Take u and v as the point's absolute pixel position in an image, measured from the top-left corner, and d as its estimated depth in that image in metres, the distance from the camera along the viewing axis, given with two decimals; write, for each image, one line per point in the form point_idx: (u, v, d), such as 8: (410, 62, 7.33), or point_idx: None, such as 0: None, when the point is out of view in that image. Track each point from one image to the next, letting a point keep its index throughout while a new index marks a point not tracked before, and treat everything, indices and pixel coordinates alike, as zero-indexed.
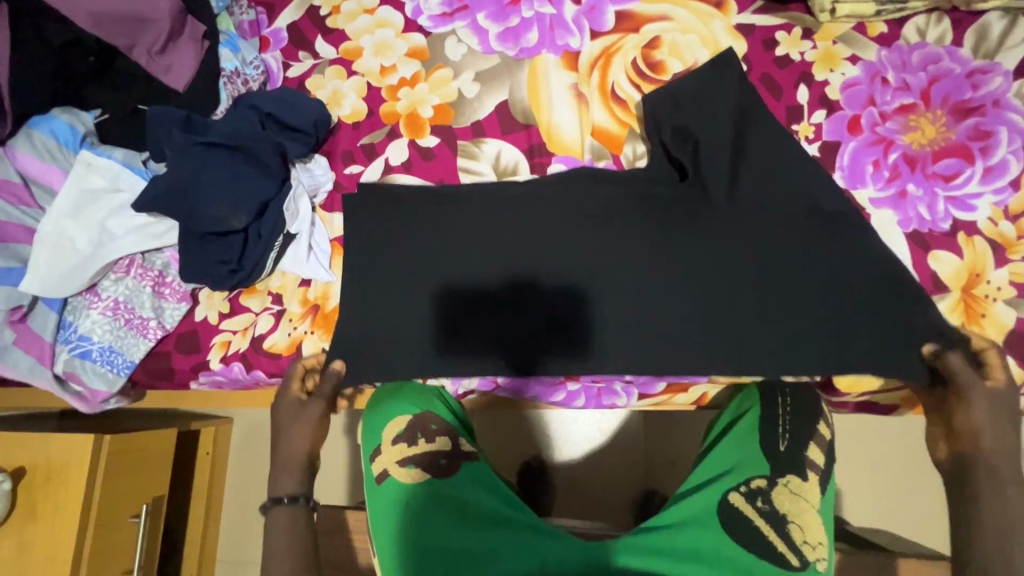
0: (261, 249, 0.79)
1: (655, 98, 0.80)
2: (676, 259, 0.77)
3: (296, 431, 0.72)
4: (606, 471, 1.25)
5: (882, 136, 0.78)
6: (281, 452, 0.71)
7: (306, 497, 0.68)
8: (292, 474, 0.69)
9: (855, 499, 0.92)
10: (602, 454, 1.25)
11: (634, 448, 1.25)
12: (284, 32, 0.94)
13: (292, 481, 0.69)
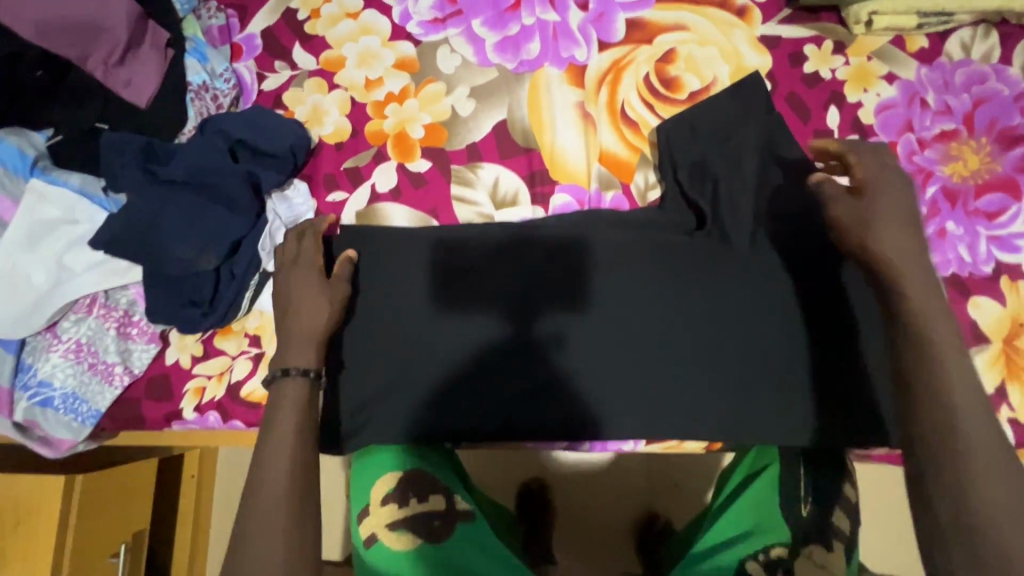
0: (234, 291, 0.71)
1: (671, 124, 0.73)
2: (692, 303, 0.69)
3: (302, 292, 0.65)
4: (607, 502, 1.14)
5: (920, 166, 0.71)
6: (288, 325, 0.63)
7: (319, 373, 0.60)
8: (305, 348, 0.61)
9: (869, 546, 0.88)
10: (605, 489, 1.15)
11: (637, 482, 1.15)
12: (258, 38, 0.85)
13: (304, 354, 0.61)
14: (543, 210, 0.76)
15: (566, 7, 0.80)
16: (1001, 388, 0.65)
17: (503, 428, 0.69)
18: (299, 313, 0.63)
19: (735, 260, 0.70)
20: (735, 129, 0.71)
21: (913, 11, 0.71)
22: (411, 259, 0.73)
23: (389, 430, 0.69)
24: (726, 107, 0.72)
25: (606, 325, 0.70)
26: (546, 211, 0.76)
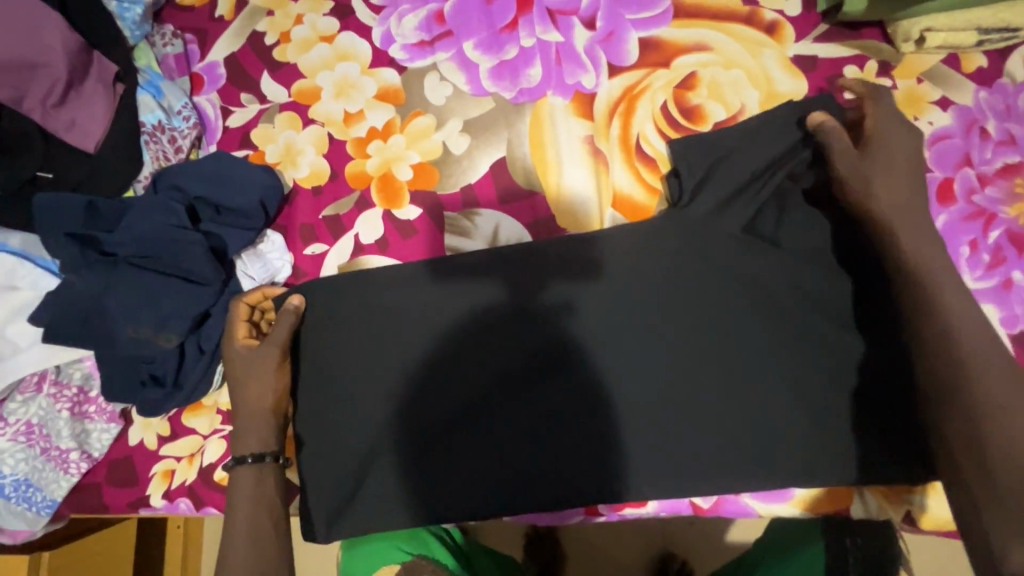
0: (202, 370, 0.63)
1: (681, 145, 0.64)
2: (724, 369, 0.61)
3: (247, 366, 0.60)
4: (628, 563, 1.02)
5: (981, 206, 0.62)
6: (239, 405, 0.60)
7: (275, 454, 0.58)
8: (255, 429, 0.59)
9: None
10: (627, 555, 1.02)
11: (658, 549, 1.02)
12: (221, 67, 0.75)
13: (255, 434, 0.59)
14: None
15: (571, 25, 0.70)
16: None
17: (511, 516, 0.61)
18: (245, 388, 0.60)
19: (770, 321, 0.62)
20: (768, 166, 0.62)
21: (972, 27, 0.61)
22: (401, 324, 0.64)
23: (380, 522, 0.61)
24: (760, 144, 0.62)
25: (627, 395, 0.61)
26: None
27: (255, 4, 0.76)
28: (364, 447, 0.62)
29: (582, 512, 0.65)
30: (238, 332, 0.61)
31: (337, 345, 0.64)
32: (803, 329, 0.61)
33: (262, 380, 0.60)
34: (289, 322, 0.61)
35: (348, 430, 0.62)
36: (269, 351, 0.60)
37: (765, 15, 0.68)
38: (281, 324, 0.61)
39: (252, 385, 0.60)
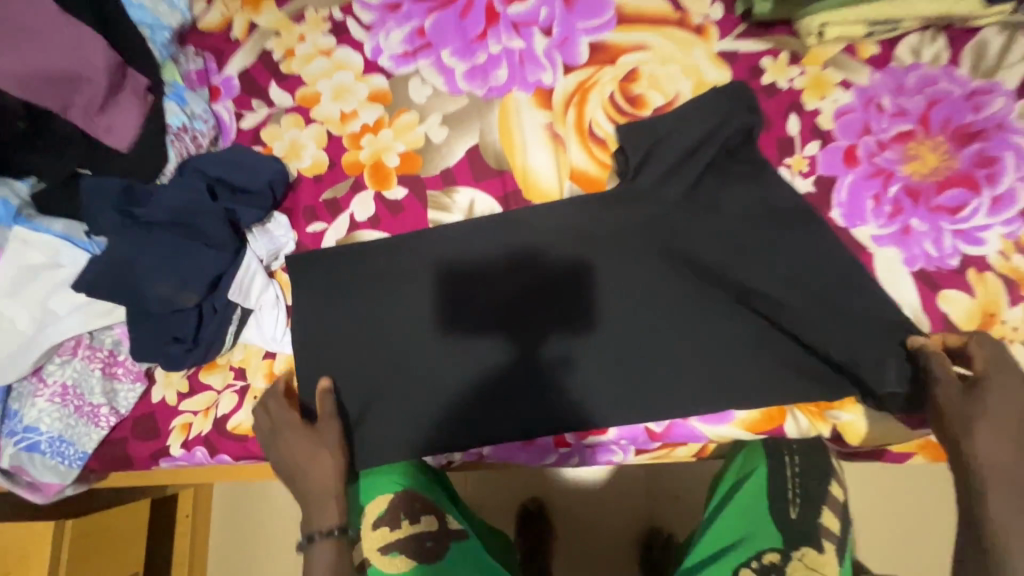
0: (219, 325, 0.73)
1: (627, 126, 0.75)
2: (667, 313, 0.72)
3: (305, 456, 0.67)
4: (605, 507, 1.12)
5: (881, 167, 0.73)
6: (302, 488, 0.66)
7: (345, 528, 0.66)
8: (323, 506, 0.66)
9: (871, 541, 0.89)
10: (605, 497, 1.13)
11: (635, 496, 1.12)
12: (235, 80, 0.88)
13: (329, 512, 0.65)
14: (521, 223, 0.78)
15: (531, 34, 0.83)
16: None
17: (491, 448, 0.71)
18: (307, 471, 0.66)
19: (708, 269, 0.72)
20: (699, 140, 0.73)
21: (862, 21, 0.74)
22: (404, 286, 0.77)
23: (377, 453, 0.71)
24: (693, 124, 0.73)
25: (586, 340, 0.72)
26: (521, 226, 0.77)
27: (265, 27, 0.89)
28: (373, 386, 0.74)
29: (553, 445, 0.72)
30: (283, 418, 0.69)
31: (343, 307, 0.76)
32: (735, 274, 0.71)
33: (323, 463, 0.66)
34: (328, 406, 0.69)
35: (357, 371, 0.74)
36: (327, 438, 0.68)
37: (693, 19, 0.81)
38: (325, 408, 0.69)
39: (317, 470, 0.66)
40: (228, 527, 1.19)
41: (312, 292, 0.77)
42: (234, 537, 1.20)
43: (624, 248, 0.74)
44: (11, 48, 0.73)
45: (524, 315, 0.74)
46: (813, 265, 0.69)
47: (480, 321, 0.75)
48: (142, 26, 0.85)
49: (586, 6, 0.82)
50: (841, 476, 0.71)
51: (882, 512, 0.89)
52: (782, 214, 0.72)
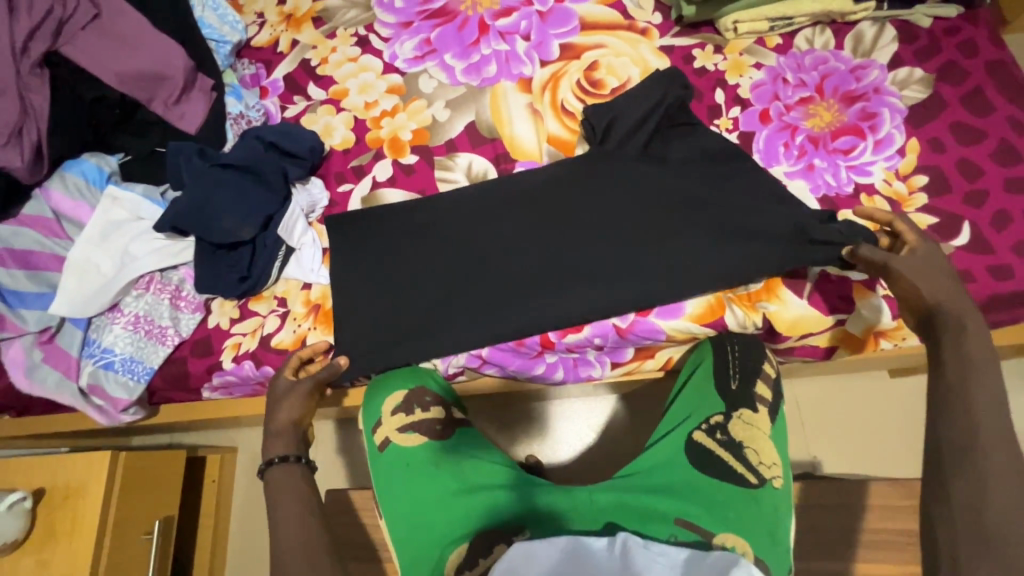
0: (268, 259, 0.91)
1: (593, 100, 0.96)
2: (629, 238, 0.89)
3: (285, 398, 0.82)
4: (597, 450, 1.26)
5: (788, 123, 0.93)
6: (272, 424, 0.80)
7: (298, 456, 0.76)
8: (283, 440, 0.78)
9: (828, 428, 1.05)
10: (597, 443, 1.27)
11: (621, 439, 1.27)
12: (280, 81, 1.10)
13: (284, 443, 0.78)
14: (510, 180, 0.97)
15: (514, 40, 1.06)
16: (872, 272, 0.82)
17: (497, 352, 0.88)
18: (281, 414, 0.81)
19: (658, 203, 0.91)
20: (649, 104, 0.93)
21: (764, 18, 0.97)
22: (411, 228, 0.95)
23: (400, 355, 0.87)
24: (643, 96, 0.94)
25: (563, 259, 0.90)
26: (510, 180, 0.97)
27: (304, 43, 1.13)
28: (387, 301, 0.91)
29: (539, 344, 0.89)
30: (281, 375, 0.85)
31: (369, 244, 0.94)
32: (678, 205, 0.90)
33: (293, 406, 0.81)
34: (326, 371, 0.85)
35: (378, 293, 0.92)
36: (307, 384, 0.83)
37: (639, 24, 1.04)
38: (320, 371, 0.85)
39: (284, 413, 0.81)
40: (245, 483, 1.35)
41: (343, 234, 0.95)
42: (249, 490, 1.34)
43: (591, 191, 0.94)
44: (115, 53, 0.97)
45: (512, 246, 0.92)
46: (737, 195, 0.89)
47: (476, 251, 0.93)
48: (210, 41, 1.09)
49: (556, 18, 1.06)
50: (775, 363, 0.87)
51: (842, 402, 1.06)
52: (714, 160, 0.91)
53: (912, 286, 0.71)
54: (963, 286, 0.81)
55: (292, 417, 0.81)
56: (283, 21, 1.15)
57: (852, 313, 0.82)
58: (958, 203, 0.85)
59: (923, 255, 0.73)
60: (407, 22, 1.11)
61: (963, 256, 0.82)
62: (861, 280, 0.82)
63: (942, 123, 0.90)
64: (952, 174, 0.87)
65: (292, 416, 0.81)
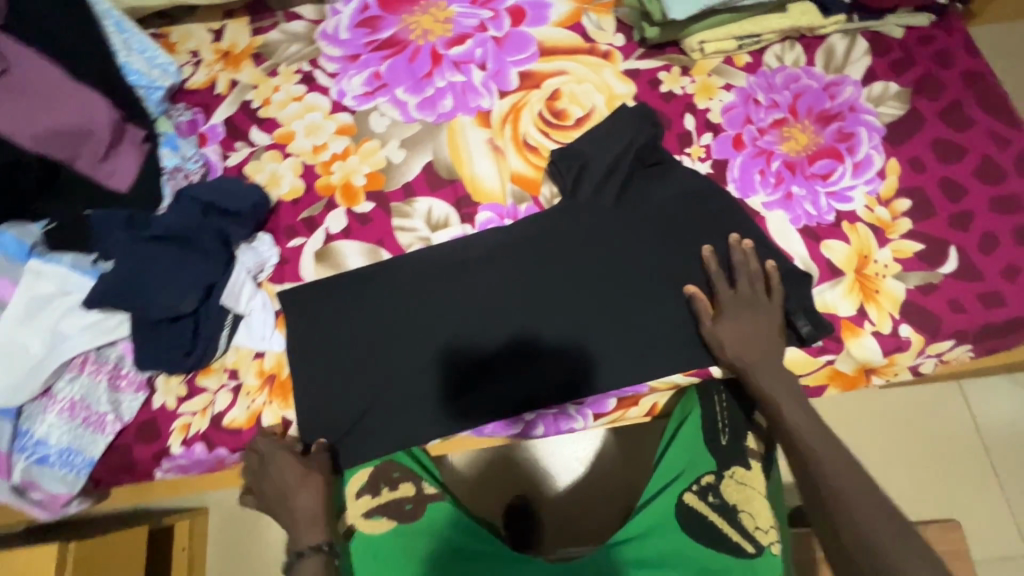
0: (213, 330, 0.84)
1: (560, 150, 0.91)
2: (601, 284, 0.85)
3: (299, 480, 0.77)
4: (588, 490, 1.20)
5: (763, 148, 0.88)
6: (291, 512, 0.75)
7: (330, 544, 0.73)
8: (313, 527, 0.74)
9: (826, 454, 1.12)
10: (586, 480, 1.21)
11: (612, 473, 1.20)
12: (220, 127, 1.02)
13: (316, 532, 0.74)
14: (471, 226, 0.90)
15: (469, 69, 1.00)
16: (859, 309, 0.78)
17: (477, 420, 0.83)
18: (305, 491, 0.76)
19: (633, 243, 0.86)
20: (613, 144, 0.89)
21: (731, 37, 0.92)
22: (372, 284, 0.89)
23: (377, 432, 0.83)
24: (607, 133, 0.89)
25: (537, 314, 0.85)
26: (473, 226, 0.90)
27: (244, 82, 1.05)
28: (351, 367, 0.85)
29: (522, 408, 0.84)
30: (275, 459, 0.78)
31: (330, 305, 0.88)
32: (652, 245, 0.85)
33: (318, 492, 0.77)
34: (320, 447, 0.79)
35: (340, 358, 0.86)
36: (315, 463, 0.78)
37: (600, 47, 0.98)
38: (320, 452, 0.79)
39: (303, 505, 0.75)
40: (220, 547, 1.26)
41: (298, 296, 0.88)
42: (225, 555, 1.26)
43: (560, 234, 0.88)
44: (31, 109, 0.87)
45: (479, 298, 0.87)
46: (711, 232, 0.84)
47: (441, 305, 0.87)
48: (139, 88, 0.99)
49: (513, 44, 1.00)
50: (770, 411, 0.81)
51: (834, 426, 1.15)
52: (688, 192, 0.86)
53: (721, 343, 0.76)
54: (953, 317, 0.77)
55: (310, 492, 0.76)
56: (221, 60, 1.07)
57: (840, 354, 0.78)
58: (943, 226, 0.81)
59: (732, 314, 0.77)
60: (354, 55, 1.04)
61: (953, 285, 0.78)
62: (849, 317, 0.78)
63: (922, 140, 0.86)
64: (935, 195, 0.83)
65: (309, 499, 0.76)
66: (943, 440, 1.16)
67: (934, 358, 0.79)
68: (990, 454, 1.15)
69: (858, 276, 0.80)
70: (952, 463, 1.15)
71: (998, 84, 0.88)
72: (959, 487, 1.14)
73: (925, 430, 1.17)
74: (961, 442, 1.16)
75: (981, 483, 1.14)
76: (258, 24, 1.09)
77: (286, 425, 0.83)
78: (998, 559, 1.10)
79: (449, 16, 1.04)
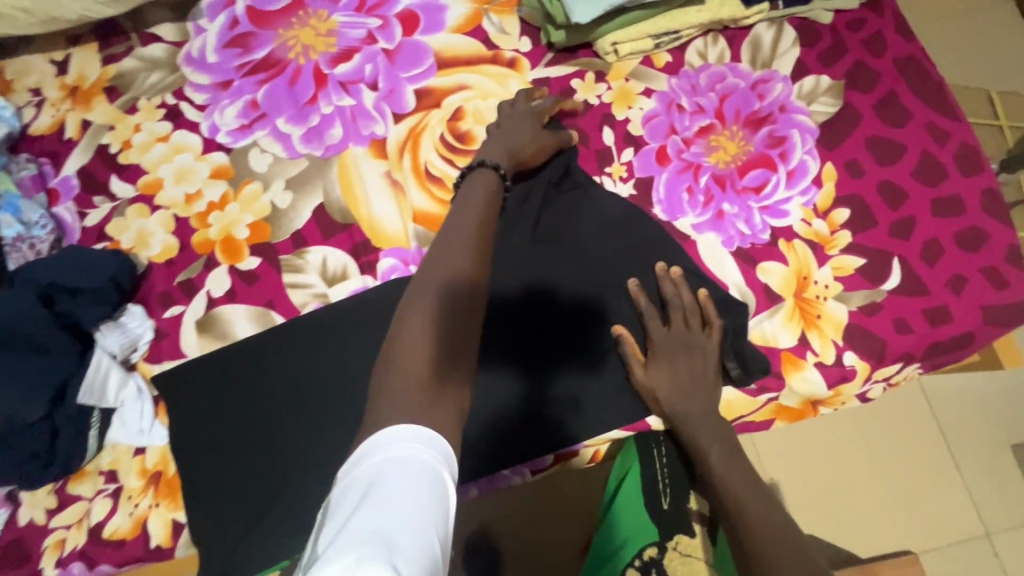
0: (73, 432, 0.72)
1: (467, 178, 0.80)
2: (522, 331, 0.72)
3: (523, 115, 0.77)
4: None
5: (689, 161, 0.79)
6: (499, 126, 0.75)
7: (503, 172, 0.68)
8: (499, 152, 0.71)
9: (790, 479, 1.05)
10: None
11: None
12: (74, 179, 0.87)
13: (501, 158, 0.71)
14: (373, 277, 0.80)
15: (359, 90, 0.87)
16: (800, 339, 0.72)
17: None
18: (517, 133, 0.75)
19: (557, 274, 0.74)
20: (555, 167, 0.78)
21: (647, 35, 0.82)
22: (264, 354, 0.77)
23: (281, 530, 0.71)
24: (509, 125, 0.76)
25: None
26: (375, 276, 0.80)
27: (98, 123, 0.89)
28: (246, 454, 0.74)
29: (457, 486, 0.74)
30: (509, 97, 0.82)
31: (215, 383, 0.76)
32: (577, 277, 0.74)
33: (450, 283, 0.55)
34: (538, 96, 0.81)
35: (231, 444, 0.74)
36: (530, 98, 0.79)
37: (505, 54, 0.87)
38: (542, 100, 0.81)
39: (425, 316, 0.52)
40: None
41: (177, 378, 0.76)
42: None
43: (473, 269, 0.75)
44: None
45: None
46: (640, 261, 0.74)
47: (344, 371, 0.76)
48: None
49: (406, 58, 0.87)
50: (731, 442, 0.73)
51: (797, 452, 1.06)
52: (611, 217, 0.76)
53: (653, 389, 0.68)
54: (897, 339, 0.71)
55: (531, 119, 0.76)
56: (68, 97, 0.91)
57: (782, 390, 0.72)
58: (884, 236, 0.75)
59: (664, 352, 0.69)
60: (225, 81, 0.90)
61: (897, 302, 0.72)
62: (789, 348, 0.72)
63: (857, 140, 0.79)
64: (875, 201, 0.76)
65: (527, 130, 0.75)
66: (913, 447, 1.06)
67: (881, 382, 0.74)
68: (954, 451, 1.06)
69: (796, 303, 0.73)
70: (929, 467, 1.06)
71: (933, 69, 0.81)
72: (938, 492, 1.05)
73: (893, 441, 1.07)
74: (929, 448, 1.06)
75: (961, 486, 1.05)
76: (109, 50, 0.93)
77: (177, 530, 0.73)
78: (959, 544, 1.02)
79: (332, 28, 0.90)
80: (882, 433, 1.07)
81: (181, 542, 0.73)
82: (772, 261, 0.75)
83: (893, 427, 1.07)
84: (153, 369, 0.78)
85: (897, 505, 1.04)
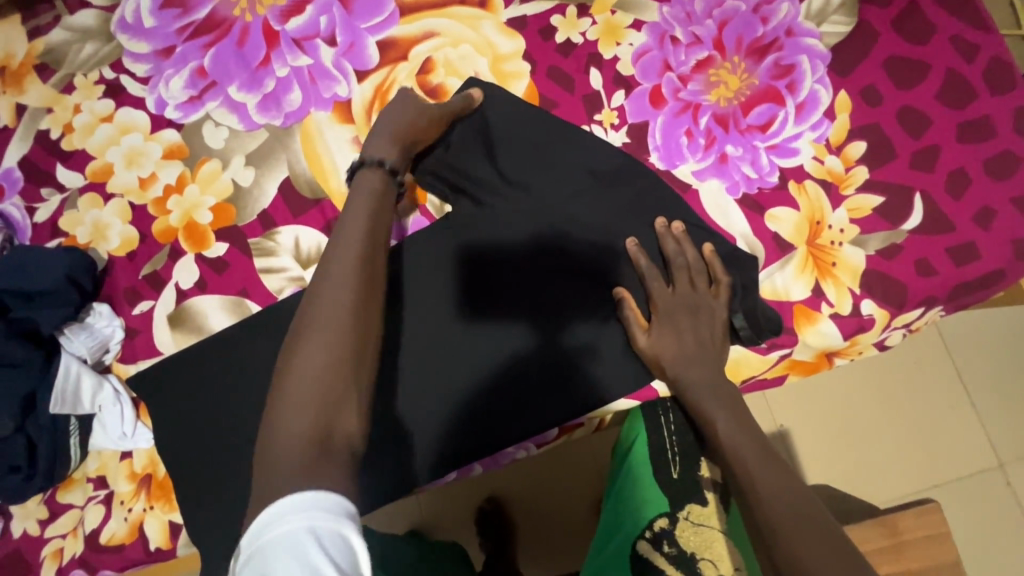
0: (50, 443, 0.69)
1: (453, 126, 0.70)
2: (513, 297, 0.67)
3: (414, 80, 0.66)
4: None
5: (687, 100, 0.71)
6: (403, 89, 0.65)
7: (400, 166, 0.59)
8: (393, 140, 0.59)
9: (801, 430, 1.02)
10: None
11: None
12: (17, 171, 0.80)
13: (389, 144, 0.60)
14: None
15: (315, 46, 0.78)
16: (814, 289, 0.67)
17: (383, 494, 0.65)
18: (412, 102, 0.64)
19: (546, 235, 0.68)
20: (497, 107, 0.70)
21: None
22: (236, 346, 0.71)
23: None
24: None
25: None
26: None
27: (34, 106, 0.81)
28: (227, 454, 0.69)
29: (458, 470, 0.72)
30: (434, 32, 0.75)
31: (190, 380, 0.71)
32: (568, 236, 0.67)
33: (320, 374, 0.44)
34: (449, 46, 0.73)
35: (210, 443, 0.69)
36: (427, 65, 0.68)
37: None
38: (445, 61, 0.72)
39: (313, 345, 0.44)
40: None
41: (148, 379, 0.71)
42: None
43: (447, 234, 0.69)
44: None
45: None
46: (639, 216, 0.67)
47: None
48: None
49: (364, 5, 0.78)
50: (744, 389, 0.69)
51: (809, 404, 1.02)
52: (601, 170, 0.69)
53: (656, 355, 0.64)
54: (919, 282, 0.66)
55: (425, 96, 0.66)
56: None
57: (796, 345, 0.67)
58: (905, 169, 0.68)
59: (668, 314, 0.64)
60: (167, 47, 0.80)
61: (918, 242, 0.66)
62: (802, 301, 0.67)
63: (874, 62, 0.70)
64: (894, 131, 0.69)
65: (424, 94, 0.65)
66: (928, 388, 1.03)
67: (901, 329, 0.69)
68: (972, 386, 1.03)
69: (808, 251, 0.67)
70: (942, 406, 1.02)
71: None
72: (952, 429, 1.02)
73: (908, 384, 1.03)
74: (945, 385, 1.03)
75: (975, 421, 1.02)
76: (35, 21, 0.83)
77: (175, 530, 0.71)
78: (971, 477, 1.00)
79: None
80: (896, 376, 1.03)
81: (180, 542, 0.71)
82: (781, 207, 0.68)
83: (908, 369, 1.04)
84: (129, 370, 0.74)
85: (908, 445, 1.01)
